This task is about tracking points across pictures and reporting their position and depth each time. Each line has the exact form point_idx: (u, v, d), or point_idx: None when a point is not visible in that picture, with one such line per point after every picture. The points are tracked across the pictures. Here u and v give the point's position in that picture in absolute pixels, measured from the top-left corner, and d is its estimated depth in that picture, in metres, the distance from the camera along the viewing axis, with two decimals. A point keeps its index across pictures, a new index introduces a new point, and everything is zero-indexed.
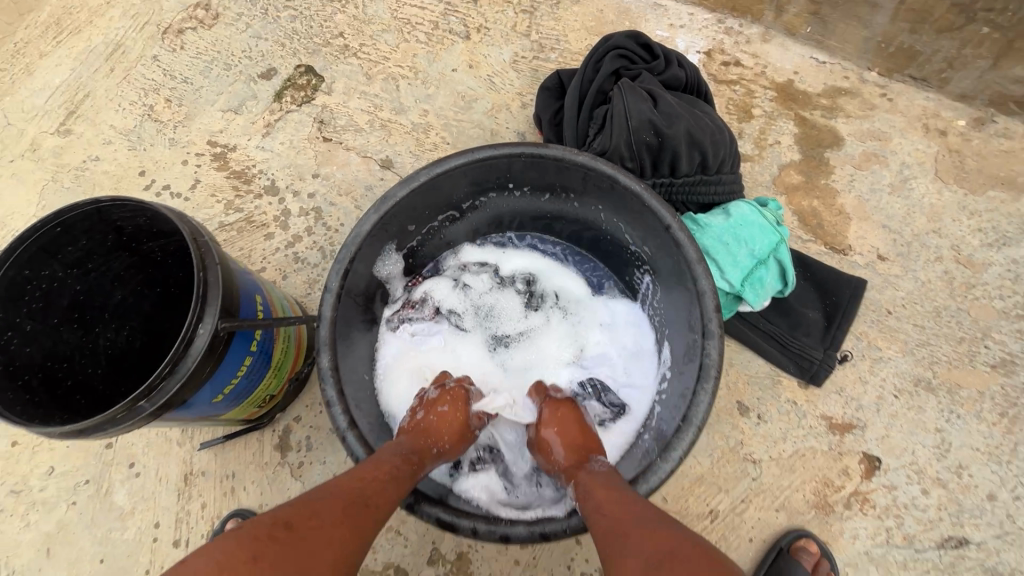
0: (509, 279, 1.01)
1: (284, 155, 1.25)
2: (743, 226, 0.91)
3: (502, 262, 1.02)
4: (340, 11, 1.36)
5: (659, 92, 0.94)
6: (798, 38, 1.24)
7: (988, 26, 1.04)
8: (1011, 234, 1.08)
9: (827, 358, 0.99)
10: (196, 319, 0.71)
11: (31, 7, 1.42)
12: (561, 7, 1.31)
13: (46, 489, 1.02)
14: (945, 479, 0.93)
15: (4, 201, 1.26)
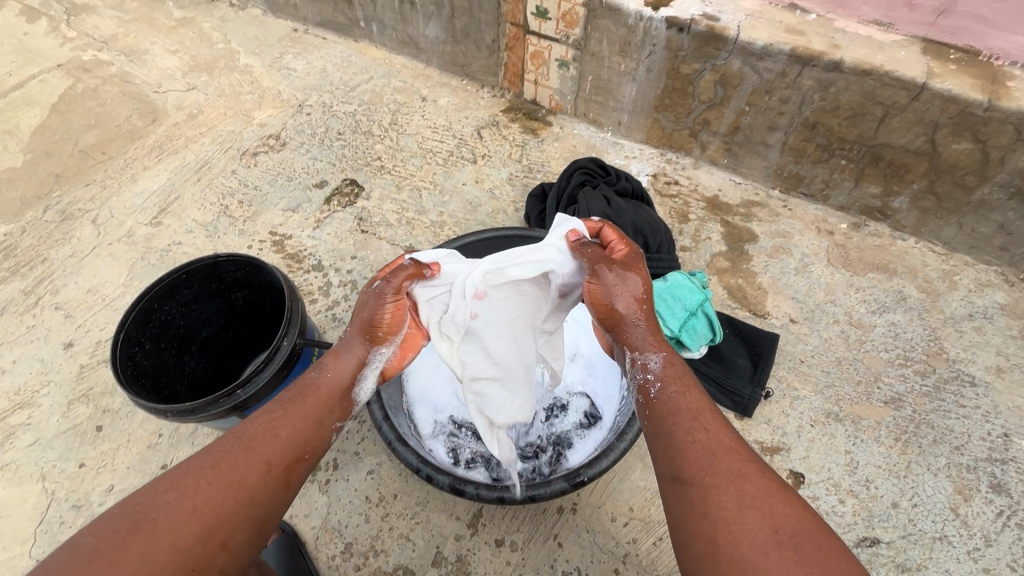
0: None
1: (329, 242, 1.60)
2: (677, 287, 1.25)
3: None
4: (379, 142, 1.81)
5: (612, 196, 1.36)
6: (719, 166, 1.68)
7: (844, 159, 1.48)
8: (889, 304, 1.42)
9: (754, 393, 1.25)
10: (283, 334, 0.99)
11: (143, 136, 1.87)
12: (545, 143, 1.77)
13: (105, 504, 1.20)
14: (857, 490, 1.15)
15: (100, 273, 1.57)
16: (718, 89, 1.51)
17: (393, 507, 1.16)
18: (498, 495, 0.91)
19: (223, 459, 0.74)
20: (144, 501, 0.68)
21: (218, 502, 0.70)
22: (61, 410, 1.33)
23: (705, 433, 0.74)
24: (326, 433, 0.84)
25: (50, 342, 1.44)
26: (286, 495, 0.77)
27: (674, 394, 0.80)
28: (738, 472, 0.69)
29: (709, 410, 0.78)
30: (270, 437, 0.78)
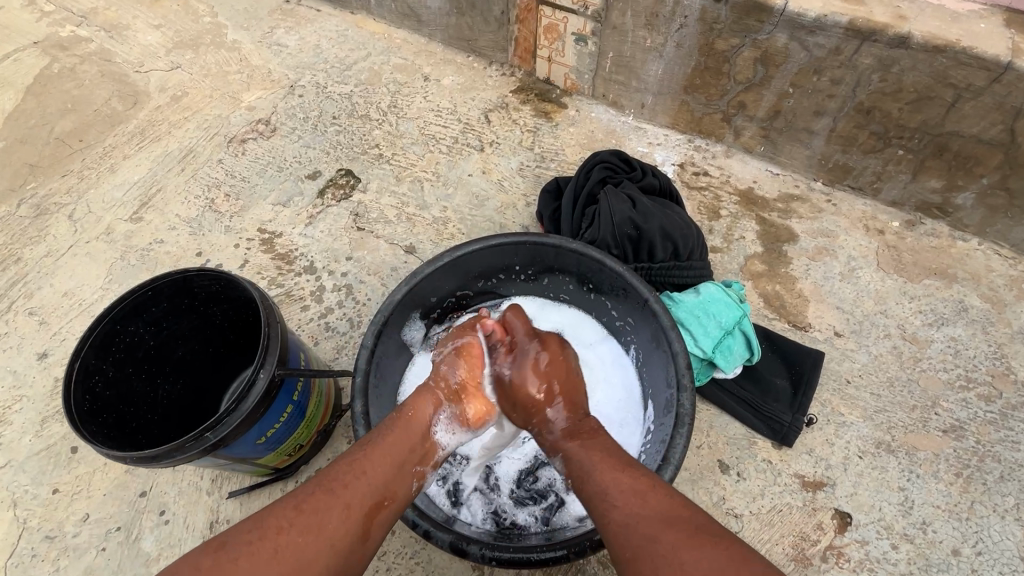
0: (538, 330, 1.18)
1: (322, 240, 1.46)
2: (711, 302, 1.11)
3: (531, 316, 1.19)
4: (377, 127, 1.65)
5: (637, 196, 1.20)
6: (754, 154, 1.50)
7: (902, 149, 1.29)
8: (948, 315, 1.26)
9: (795, 420, 1.11)
10: (258, 365, 0.87)
11: (123, 121, 1.72)
12: (559, 128, 1.60)
13: (80, 536, 1.10)
14: (912, 534, 1.04)
15: (76, 275, 1.45)
16: (758, 68, 1.32)
17: (390, 546, 1.05)
18: (501, 559, 0.80)
19: (307, 499, 0.69)
20: (230, 541, 0.64)
21: (298, 548, 0.65)
22: (34, 429, 1.22)
23: (618, 507, 0.69)
24: (406, 481, 0.78)
25: (24, 352, 1.33)
26: (365, 546, 0.70)
27: (577, 470, 0.77)
28: (651, 534, 0.65)
29: (635, 465, 0.74)
30: (354, 480, 0.73)
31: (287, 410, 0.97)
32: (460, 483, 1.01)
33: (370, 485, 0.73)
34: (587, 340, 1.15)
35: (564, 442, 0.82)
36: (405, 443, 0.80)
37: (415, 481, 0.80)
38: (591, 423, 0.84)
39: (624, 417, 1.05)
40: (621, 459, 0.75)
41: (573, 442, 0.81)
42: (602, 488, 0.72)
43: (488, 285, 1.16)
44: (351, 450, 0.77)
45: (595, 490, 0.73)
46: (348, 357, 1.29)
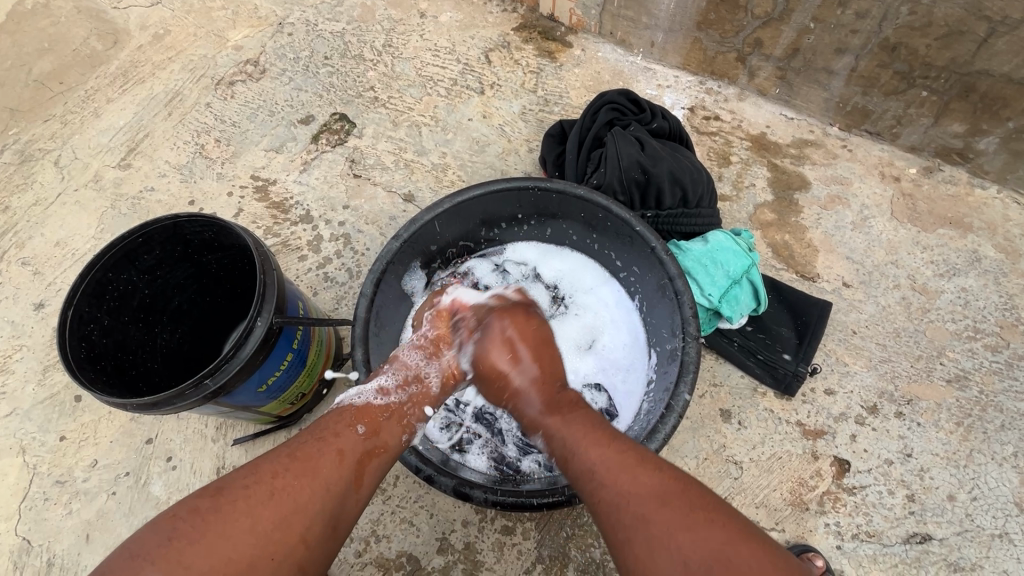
0: (541, 275, 1.16)
1: (318, 188, 1.41)
2: (719, 250, 1.08)
3: (535, 261, 1.16)
4: (372, 69, 1.56)
5: (645, 139, 1.15)
6: (769, 97, 1.42)
7: (926, 90, 1.22)
8: (961, 266, 1.23)
9: (799, 369, 1.10)
10: (255, 314, 0.85)
11: (104, 62, 1.63)
12: (564, 68, 1.51)
13: (89, 481, 1.13)
14: (909, 481, 1.05)
15: (67, 224, 1.41)
16: (778, 0, 1.22)
17: (395, 491, 1.07)
18: (503, 503, 0.81)
19: (299, 448, 0.70)
20: (228, 485, 0.65)
21: (294, 491, 0.66)
22: (36, 378, 1.22)
23: (607, 486, 0.67)
24: (396, 430, 0.79)
25: (20, 302, 1.32)
26: (358, 494, 0.71)
27: (559, 447, 0.74)
28: (643, 515, 0.63)
29: (614, 443, 0.71)
30: (345, 430, 0.75)
31: (287, 359, 0.96)
32: (463, 430, 1.01)
33: (356, 441, 0.74)
34: (587, 285, 1.13)
35: (542, 419, 0.77)
36: (386, 404, 0.80)
37: (405, 434, 0.80)
38: (569, 396, 0.80)
39: (630, 366, 1.04)
40: (596, 429, 0.74)
41: (555, 419, 0.76)
42: (586, 467, 0.70)
43: (490, 233, 1.13)
44: (340, 406, 0.79)
45: (579, 468, 0.71)
46: (348, 307, 1.28)
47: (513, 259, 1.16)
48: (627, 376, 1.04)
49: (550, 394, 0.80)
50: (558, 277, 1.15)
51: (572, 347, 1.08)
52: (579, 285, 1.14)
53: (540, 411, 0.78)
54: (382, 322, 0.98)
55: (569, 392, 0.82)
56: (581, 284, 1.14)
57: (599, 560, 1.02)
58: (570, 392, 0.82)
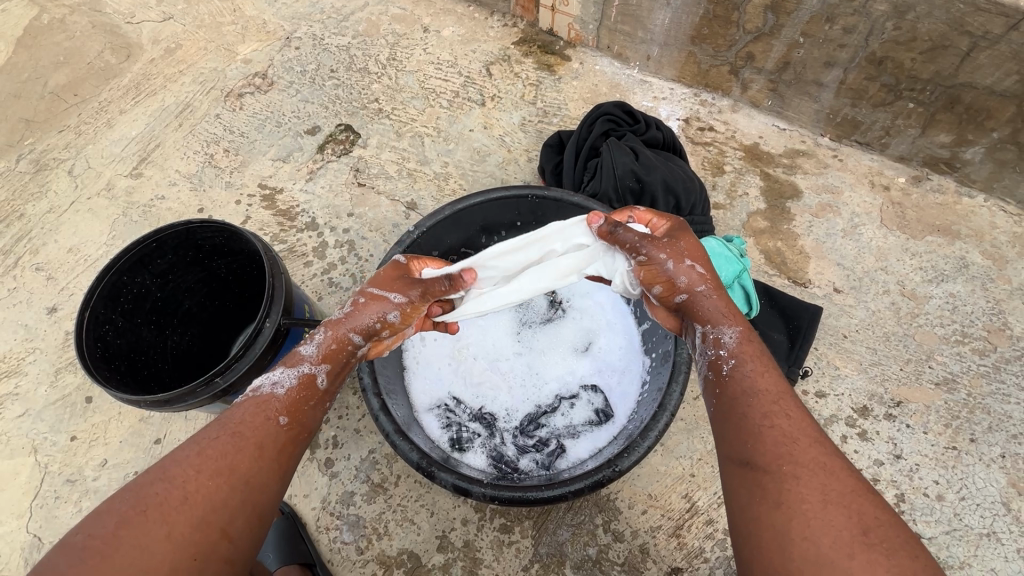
0: None
1: (324, 197, 1.45)
2: (712, 256, 1.12)
3: None
4: (377, 81, 1.61)
5: (640, 149, 1.19)
6: (761, 109, 1.47)
7: (913, 102, 1.26)
8: (949, 272, 1.26)
9: (791, 372, 1.13)
10: (264, 315, 0.89)
11: (118, 74, 1.68)
12: (562, 81, 1.56)
13: (99, 479, 1.16)
14: (899, 481, 1.08)
15: (80, 231, 1.46)
16: (768, 16, 1.27)
17: (396, 490, 1.10)
18: (502, 498, 0.83)
19: (210, 445, 0.68)
20: (136, 494, 0.63)
21: (210, 491, 0.64)
22: (49, 380, 1.26)
23: (770, 424, 0.67)
24: (318, 413, 0.77)
25: (33, 306, 1.35)
26: (282, 480, 0.70)
27: (738, 377, 0.72)
28: (823, 462, 0.64)
29: (789, 394, 0.71)
30: (262, 422, 0.72)
31: None
32: (463, 429, 1.04)
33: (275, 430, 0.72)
34: (584, 290, 1.16)
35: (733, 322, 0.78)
36: (308, 390, 0.76)
37: (326, 414, 0.79)
38: None
39: (627, 365, 1.07)
40: (776, 372, 0.74)
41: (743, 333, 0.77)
42: (775, 396, 0.70)
43: (490, 240, 1.17)
44: (254, 395, 0.75)
45: (757, 390, 0.71)
46: None
47: None
48: (625, 374, 1.06)
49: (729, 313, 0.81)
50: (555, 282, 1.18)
51: (569, 350, 1.11)
52: (575, 290, 1.17)
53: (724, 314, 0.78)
54: None
55: None
56: (577, 289, 1.17)
57: (595, 558, 1.04)
58: None
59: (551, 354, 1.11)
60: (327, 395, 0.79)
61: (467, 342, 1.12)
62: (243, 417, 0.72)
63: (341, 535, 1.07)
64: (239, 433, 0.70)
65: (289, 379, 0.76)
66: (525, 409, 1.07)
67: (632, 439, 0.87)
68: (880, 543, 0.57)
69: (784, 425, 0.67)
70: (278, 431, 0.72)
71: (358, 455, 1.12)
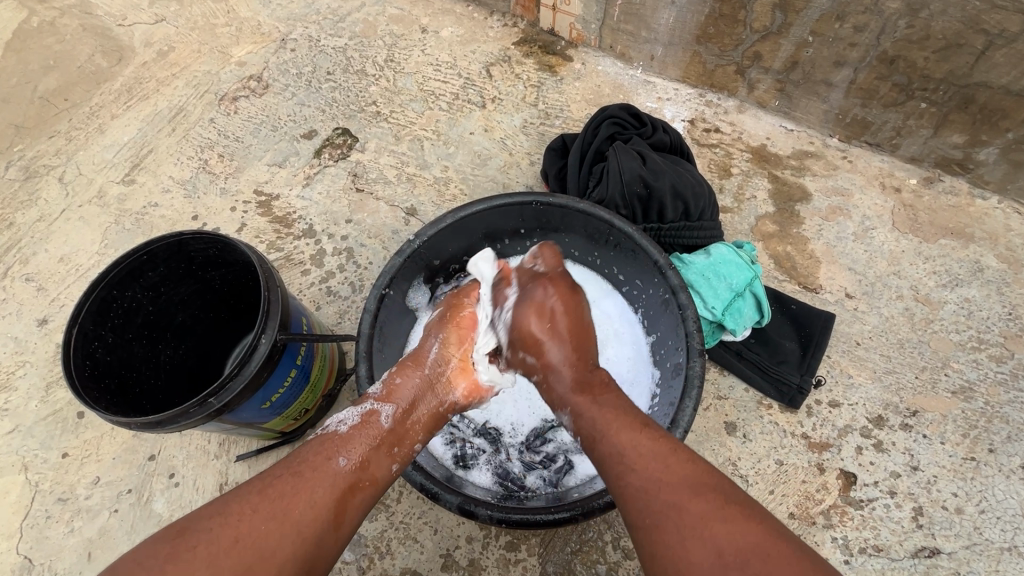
0: None
1: (321, 203, 1.42)
2: (722, 264, 1.09)
3: None
4: (374, 83, 1.58)
5: (646, 153, 1.16)
6: (769, 109, 1.43)
7: (926, 102, 1.23)
8: (963, 276, 1.23)
9: (804, 381, 1.10)
10: (260, 330, 0.86)
11: (109, 78, 1.64)
12: (564, 82, 1.52)
13: (91, 498, 1.12)
14: (916, 493, 1.05)
15: (70, 240, 1.42)
16: (776, 15, 1.24)
17: (399, 507, 1.06)
18: (510, 521, 0.80)
19: (273, 483, 0.67)
20: (193, 526, 0.62)
21: (260, 537, 0.62)
22: (39, 394, 1.22)
23: (635, 470, 0.66)
24: (384, 461, 0.75)
25: (23, 319, 1.32)
26: (334, 536, 0.67)
27: (587, 427, 0.74)
28: (681, 489, 0.63)
29: (603, 426, 0.72)
30: (323, 463, 0.70)
31: (291, 375, 0.96)
32: (467, 445, 1.00)
33: (333, 476, 0.69)
34: (590, 298, 1.13)
35: (573, 396, 0.78)
36: (373, 431, 0.76)
37: (393, 463, 0.76)
38: (601, 376, 0.81)
39: (635, 378, 1.03)
40: (632, 415, 0.73)
41: (584, 399, 0.76)
42: (616, 446, 0.69)
43: (493, 248, 1.13)
44: (322, 434, 0.75)
45: (606, 449, 0.70)
46: (351, 322, 1.28)
47: None
48: (633, 388, 1.03)
49: (582, 373, 0.80)
50: None
51: None
52: None
53: (571, 388, 0.79)
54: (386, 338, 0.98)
55: (601, 371, 0.82)
56: None
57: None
58: (599, 372, 0.82)
59: None
60: (393, 434, 0.77)
61: None
62: (307, 458, 0.70)
63: (341, 554, 1.04)
64: (297, 474, 0.68)
65: (354, 416, 0.77)
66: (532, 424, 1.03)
67: None
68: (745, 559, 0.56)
69: (637, 467, 0.67)
70: (336, 477, 0.69)
71: None
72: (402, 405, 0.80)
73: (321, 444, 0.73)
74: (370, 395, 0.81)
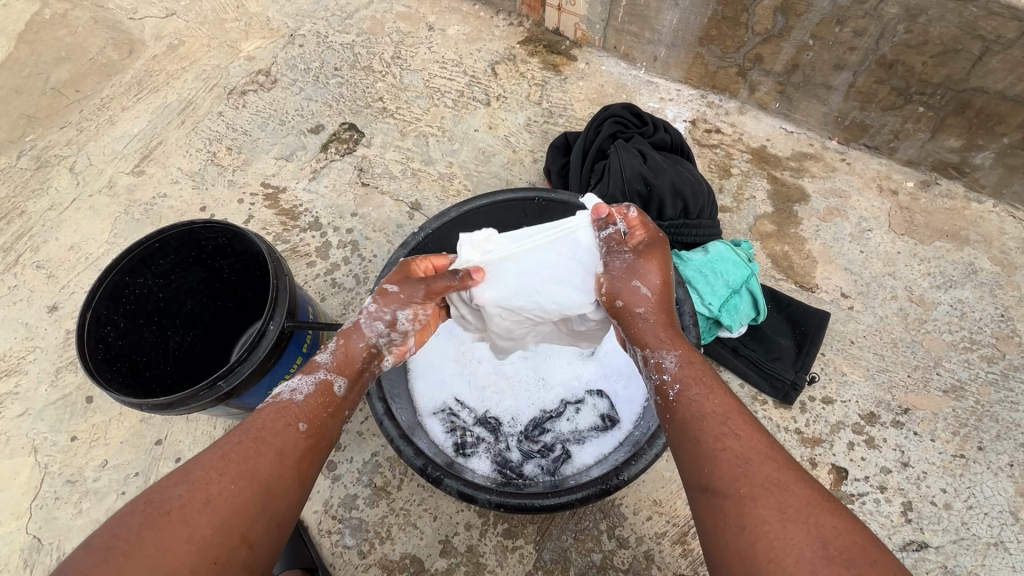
0: None
1: (326, 196, 1.44)
2: (719, 261, 1.11)
3: None
4: (381, 80, 1.60)
5: (648, 151, 1.18)
6: (769, 111, 1.45)
7: (923, 106, 1.25)
8: (956, 278, 1.25)
9: (798, 378, 1.12)
10: (268, 317, 0.88)
11: (119, 71, 1.66)
12: (568, 82, 1.54)
13: (99, 480, 1.15)
14: (906, 489, 1.07)
15: (81, 229, 1.44)
16: (777, 18, 1.26)
17: (400, 493, 1.09)
18: (508, 505, 0.83)
19: (234, 448, 0.68)
20: (159, 496, 0.63)
21: (232, 495, 0.65)
22: (49, 379, 1.25)
23: (738, 436, 0.68)
24: (339, 424, 0.77)
25: (33, 305, 1.34)
26: (302, 488, 0.70)
27: (693, 385, 0.74)
28: (775, 478, 0.64)
29: (721, 394, 0.73)
30: (284, 428, 0.72)
31: (296, 362, 0.98)
32: (466, 433, 1.03)
33: (294, 437, 0.71)
34: None
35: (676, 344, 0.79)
36: (327, 399, 0.76)
37: (346, 424, 0.79)
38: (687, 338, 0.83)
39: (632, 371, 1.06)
40: (725, 389, 0.75)
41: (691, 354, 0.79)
42: (721, 414, 0.70)
43: None
44: (275, 402, 0.75)
45: (704, 411, 0.71)
46: (355, 313, 1.30)
47: None
48: (629, 381, 1.05)
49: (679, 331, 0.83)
50: None
51: (574, 354, 1.10)
52: None
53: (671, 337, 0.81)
54: None
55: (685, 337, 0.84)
56: None
57: (600, 563, 1.03)
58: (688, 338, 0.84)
59: (556, 358, 1.10)
60: (345, 404, 0.78)
61: (471, 346, 1.10)
62: (264, 424, 0.71)
63: (343, 539, 1.06)
64: (258, 439, 0.70)
65: (307, 385, 0.76)
66: (531, 414, 1.06)
67: (639, 447, 0.86)
68: (846, 561, 0.56)
69: (733, 440, 0.67)
70: (296, 437, 0.71)
71: (360, 458, 1.12)
72: (350, 376, 0.80)
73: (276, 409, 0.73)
74: (322, 363, 0.79)
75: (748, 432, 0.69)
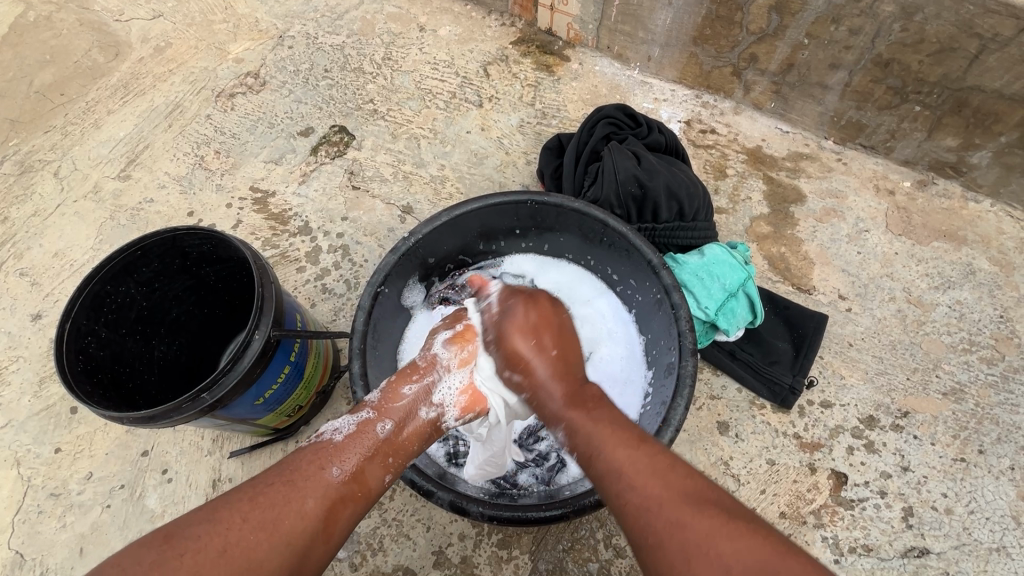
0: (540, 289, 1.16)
1: (316, 200, 1.42)
2: (716, 264, 1.09)
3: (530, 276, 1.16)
4: (372, 81, 1.58)
5: (642, 153, 1.17)
6: (764, 111, 1.44)
7: (919, 105, 1.24)
8: (954, 279, 1.23)
9: (796, 381, 1.10)
10: (253, 326, 0.86)
11: (106, 73, 1.64)
12: (561, 82, 1.53)
13: (84, 493, 1.12)
14: (907, 494, 1.05)
15: (66, 235, 1.42)
16: (772, 17, 1.24)
17: (392, 504, 1.06)
18: (501, 518, 0.80)
19: (263, 492, 0.65)
20: (179, 534, 0.60)
21: (249, 546, 0.61)
22: (33, 389, 1.22)
23: (634, 487, 0.63)
24: (377, 471, 0.74)
25: (17, 313, 1.32)
26: (325, 545, 0.66)
27: (581, 444, 0.69)
28: (677, 520, 0.59)
29: (617, 432, 0.68)
30: (318, 473, 0.69)
31: (285, 371, 0.96)
32: (459, 443, 1.01)
33: (320, 488, 0.68)
34: (584, 298, 1.13)
35: (565, 411, 0.72)
36: (368, 440, 0.75)
37: (388, 474, 0.75)
38: (593, 390, 0.75)
39: (628, 378, 1.04)
40: (624, 429, 0.69)
41: (577, 412, 0.71)
42: (612, 467, 0.65)
43: (489, 247, 1.13)
44: (317, 441, 0.74)
45: (603, 468, 0.66)
46: (346, 319, 1.28)
47: (511, 271, 1.16)
48: (625, 389, 1.03)
49: (573, 387, 0.75)
50: (555, 290, 1.15)
51: None
52: (575, 299, 1.14)
53: (562, 404, 0.73)
54: (380, 336, 0.98)
55: (591, 385, 0.77)
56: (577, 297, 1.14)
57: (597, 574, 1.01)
58: (592, 386, 0.76)
59: None
60: (392, 447, 0.77)
61: None
62: (295, 470, 0.69)
63: (334, 551, 1.04)
64: (284, 486, 0.67)
65: (349, 426, 0.76)
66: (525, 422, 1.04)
67: None
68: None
69: (632, 489, 0.63)
70: (323, 487, 0.68)
71: None
72: (397, 418, 0.79)
73: (312, 453, 0.72)
74: (367, 403, 0.80)
75: (642, 470, 0.64)
